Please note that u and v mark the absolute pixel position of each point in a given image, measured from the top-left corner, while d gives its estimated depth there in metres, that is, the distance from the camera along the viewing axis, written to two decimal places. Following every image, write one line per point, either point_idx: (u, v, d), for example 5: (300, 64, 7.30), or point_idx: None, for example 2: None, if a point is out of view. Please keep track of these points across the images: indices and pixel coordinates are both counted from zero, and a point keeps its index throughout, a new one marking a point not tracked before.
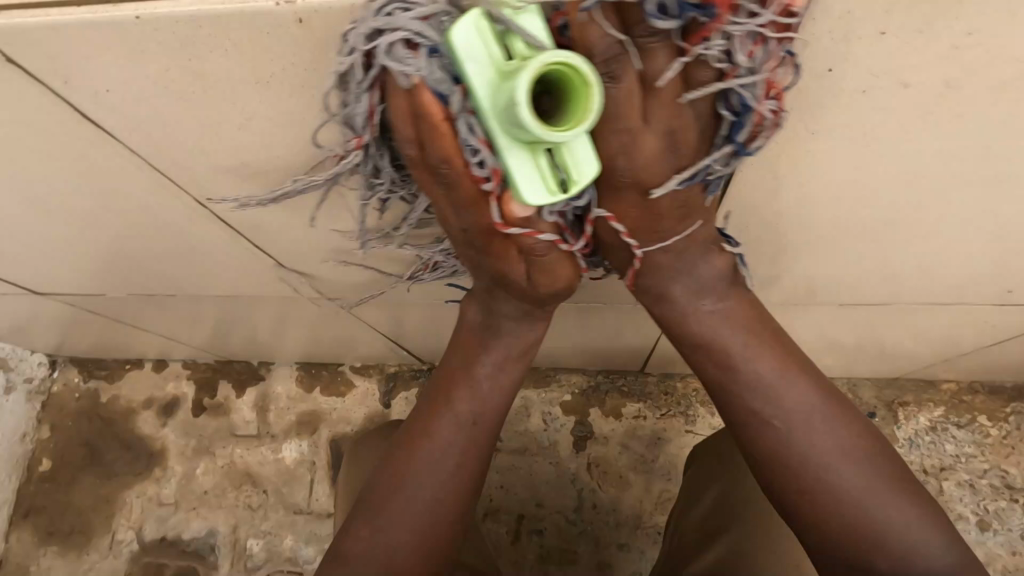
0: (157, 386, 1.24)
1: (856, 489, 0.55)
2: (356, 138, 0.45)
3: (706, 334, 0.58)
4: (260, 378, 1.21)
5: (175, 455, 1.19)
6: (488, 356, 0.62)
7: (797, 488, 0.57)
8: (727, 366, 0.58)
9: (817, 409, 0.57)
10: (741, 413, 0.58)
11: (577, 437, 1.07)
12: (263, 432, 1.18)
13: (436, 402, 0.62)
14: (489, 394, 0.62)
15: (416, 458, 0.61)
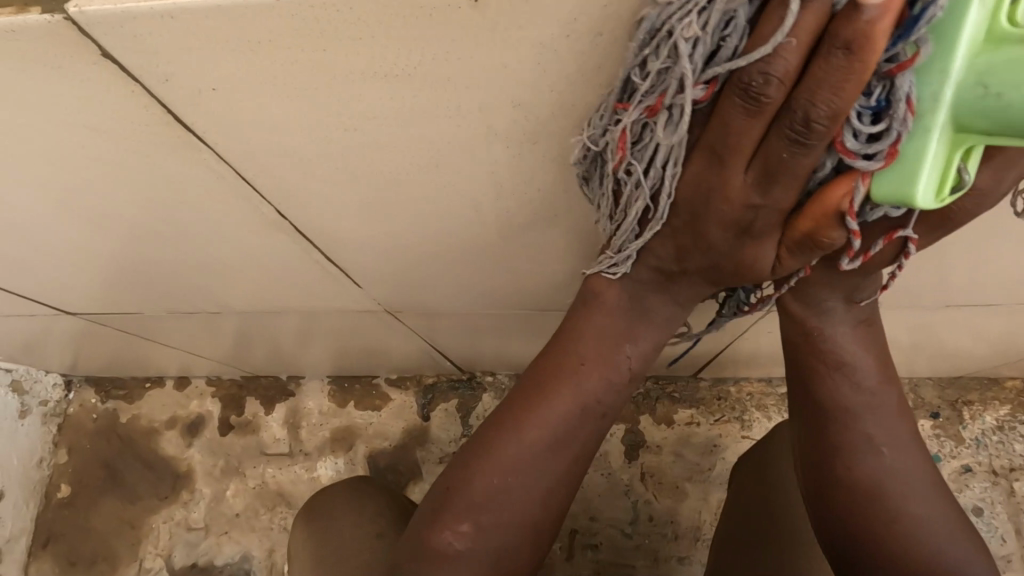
0: (179, 404, 1.18)
1: (926, 499, 0.58)
2: (697, 87, 0.40)
3: (839, 341, 0.57)
4: (289, 393, 1.16)
5: (202, 476, 1.13)
6: (633, 345, 0.57)
7: (881, 487, 0.58)
8: (834, 354, 0.57)
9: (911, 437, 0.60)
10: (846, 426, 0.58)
11: (629, 446, 1.03)
12: (296, 450, 1.12)
13: (563, 391, 0.56)
14: (621, 384, 0.57)
15: (529, 452, 0.56)
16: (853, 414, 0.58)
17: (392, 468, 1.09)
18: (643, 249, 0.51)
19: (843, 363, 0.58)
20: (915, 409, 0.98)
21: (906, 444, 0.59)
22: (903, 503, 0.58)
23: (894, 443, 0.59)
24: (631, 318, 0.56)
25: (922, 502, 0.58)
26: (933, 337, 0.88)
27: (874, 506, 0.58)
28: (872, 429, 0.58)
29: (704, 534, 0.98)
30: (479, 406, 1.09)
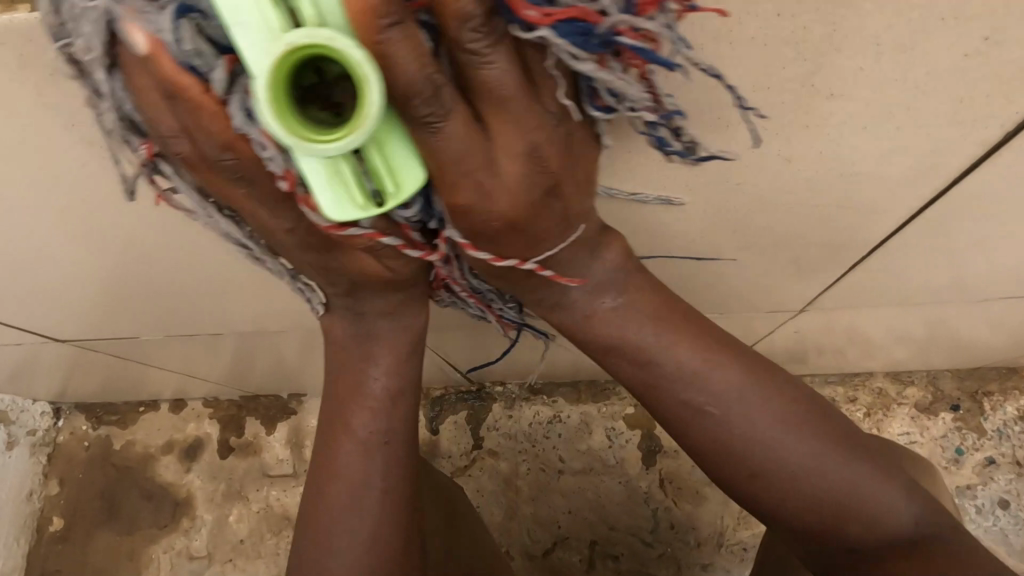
0: (176, 428, 1.14)
1: (810, 462, 0.50)
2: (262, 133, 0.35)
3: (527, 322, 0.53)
4: (291, 412, 1.12)
5: (203, 502, 1.09)
6: (376, 364, 0.54)
7: (760, 471, 0.51)
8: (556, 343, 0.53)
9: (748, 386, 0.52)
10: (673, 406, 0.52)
11: (646, 452, 1.01)
12: (300, 471, 1.09)
13: (346, 430, 0.54)
14: (376, 402, 0.54)
15: (348, 500, 0.53)
16: (689, 407, 0.52)
17: None
18: (574, 256, 0.49)
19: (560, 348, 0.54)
20: (935, 402, 0.97)
21: (755, 419, 0.51)
22: (786, 481, 0.51)
23: (718, 398, 0.51)
24: (355, 347, 0.54)
25: (813, 466, 0.50)
26: (953, 330, 0.87)
27: (759, 491, 0.52)
28: (726, 413, 0.51)
29: (727, 539, 0.95)
30: (489, 417, 1.06)
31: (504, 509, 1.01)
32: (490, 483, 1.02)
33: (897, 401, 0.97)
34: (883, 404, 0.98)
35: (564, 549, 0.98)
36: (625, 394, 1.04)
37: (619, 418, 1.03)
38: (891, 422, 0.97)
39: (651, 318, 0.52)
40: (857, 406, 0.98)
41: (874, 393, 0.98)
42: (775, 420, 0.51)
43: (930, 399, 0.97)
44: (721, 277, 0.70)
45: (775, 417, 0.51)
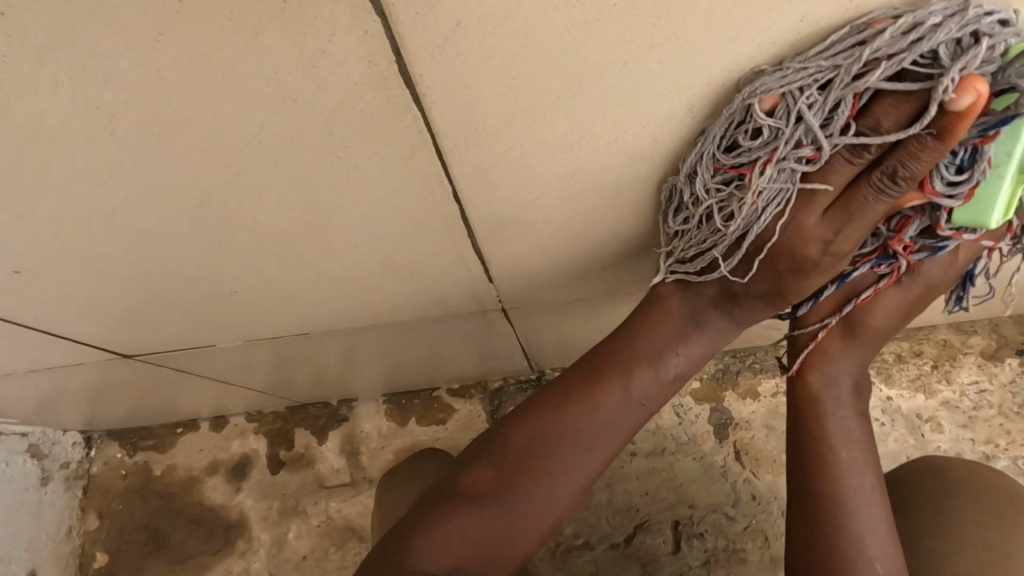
0: (220, 447, 1.08)
1: (870, 522, 0.55)
2: (767, 158, 0.42)
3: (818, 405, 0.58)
4: (342, 419, 1.07)
5: (258, 522, 1.04)
6: (681, 350, 0.56)
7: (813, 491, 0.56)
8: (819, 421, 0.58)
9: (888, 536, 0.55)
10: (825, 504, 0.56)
11: (717, 426, 0.99)
12: (359, 479, 1.04)
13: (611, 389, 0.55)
14: (666, 378, 0.56)
15: (565, 429, 0.55)
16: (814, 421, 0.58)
17: None
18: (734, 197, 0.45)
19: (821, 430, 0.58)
20: (1000, 348, 0.97)
21: (855, 464, 0.57)
22: (834, 516, 0.55)
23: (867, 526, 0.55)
24: (679, 331, 0.55)
25: (864, 527, 0.55)
26: None
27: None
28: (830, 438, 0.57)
29: None
30: None
31: None
32: None
33: (962, 351, 0.97)
34: (949, 355, 0.97)
35: (646, 533, 0.96)
36: None
37: (686, 393, 1.01)
38: (959, 372, 0.96)
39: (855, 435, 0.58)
40: (924, 360, 0.98)
41: (938, 345, 0.98)
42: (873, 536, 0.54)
43: (995, 346, 0.97)
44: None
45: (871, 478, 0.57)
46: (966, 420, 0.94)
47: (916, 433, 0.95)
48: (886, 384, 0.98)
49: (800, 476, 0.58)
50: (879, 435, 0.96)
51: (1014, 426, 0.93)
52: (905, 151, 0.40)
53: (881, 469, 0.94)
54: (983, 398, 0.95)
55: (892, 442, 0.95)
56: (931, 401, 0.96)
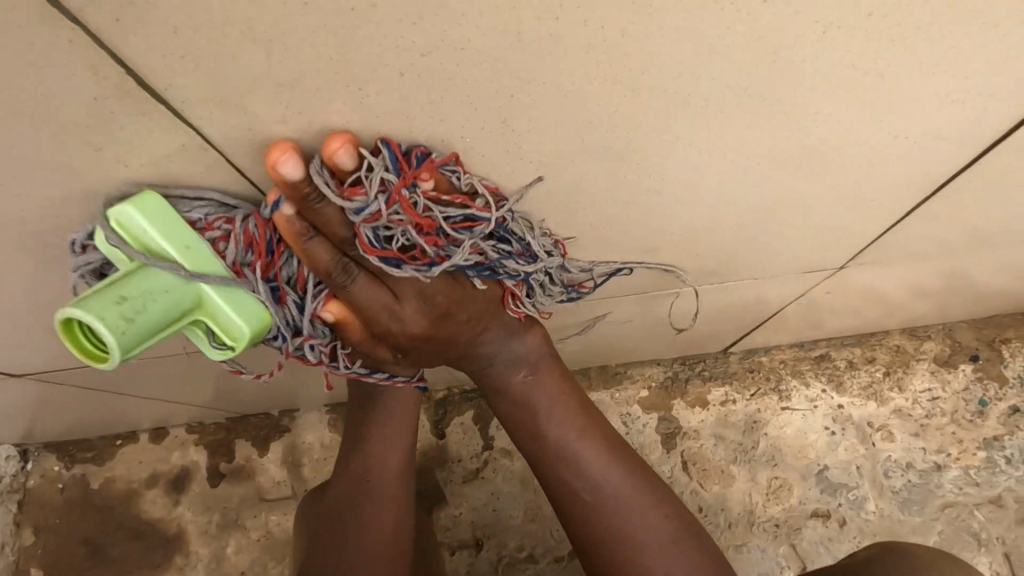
0: (159, 459, 1.05)
1: (587, 462, 0.67)
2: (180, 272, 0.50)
3: (523, 397, 0.67)
4: (284, 430, 1.04)
5: (196, 536, 1.01)
6: (381, 424, 0.72)
7: (555, 488, 0.68)
8: (530, 407, 0.67)
9: (607, 456, 0.67)
10: (554, 461, 0.67)
11: (665, 435, 0.96)
12: (300, 491, 1.01)
13: (362, 462, 0.72)
14: (387, 437, 0.72)
15: (348, 501, 0.72)
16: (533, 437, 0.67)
17: None
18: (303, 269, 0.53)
19: (531, 412, 0.67)
20: (954, 354, 0.94)
21: (562, 429, 0.67)
22: (559, 475, 0.67)
23: (581, 459, 0.67)
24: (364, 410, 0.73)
25: (591, 474, 0.66)
26: (969, 279, 0.83)
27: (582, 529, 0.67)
28: (553, 443, 0.67)
29: (759, 517, 0.91)
30: (497, 415, 1.00)
31: (523, 510, 0.96)
32: (506, 484, 0.97)
33: (916, 357, 0.95)
34: (901, 361, 0.95)
35: None
36: (637, 376, 1.00)
37: (635, 402, 0.98)
38: (913, 379, 0.94)
39: (556, 394, 0.67)
40: (877, 366, 0.95)
41: (891, 350, 0.95)
42: (591, 462, 0.67)
43: (949, 352, 0.94)
44: (743, 242, 0.65)
45: (602, 454, 0.67)
46: (918, 428, 0.92)
47: (867, 442, 0.92)
48: (838, 392, 0.95)
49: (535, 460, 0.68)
50: (830, 444, 0.93)
51: (967, 435, 0.90)
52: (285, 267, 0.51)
53: (831, 480, 0.91)
54: (936, 405, 0.92)
55: (842, 452, 0.92)
56: (883, 409, 0.93)
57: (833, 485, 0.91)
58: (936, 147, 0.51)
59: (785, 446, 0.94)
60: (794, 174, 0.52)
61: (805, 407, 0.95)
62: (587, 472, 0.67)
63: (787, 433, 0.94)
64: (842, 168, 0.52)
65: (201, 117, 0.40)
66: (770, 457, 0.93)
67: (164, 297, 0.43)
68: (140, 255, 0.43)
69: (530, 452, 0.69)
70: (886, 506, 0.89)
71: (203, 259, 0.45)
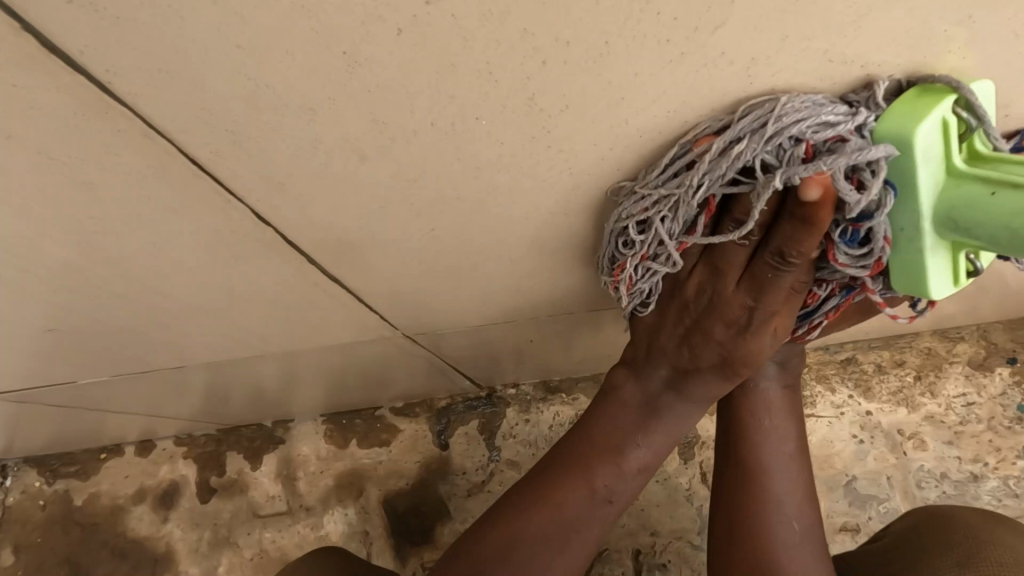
0: (146, 473, 1.00)
1: (793, 501, 0.60)
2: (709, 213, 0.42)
3: (764, 410, 0.61)
4: (278, 441, 0.99)
5: (186, 555, 0.95)
6: (642, 442, 0.56)
7: (750, 524, 0.60)
8: (766, 423, 0.61)
9: (807, 502, 0.61)
10: (760, 484, 0.60)
11: (682, 445, 0.91)
12: (295, 506, 0.96)
13: (614, 458, 0.56)
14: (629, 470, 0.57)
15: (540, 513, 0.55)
16: (753, 462, 0.61)
17: (415, 511, 0.93)
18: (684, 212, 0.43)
19: (762, 427, 0.61)
20: (989, 357, 0.88)
21: (783, 455, 0.61)
22: (763, 498, 0.60)
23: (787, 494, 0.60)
24: (642, 414, 0.56)
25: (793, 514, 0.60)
26: (1008, 275, 0.78)
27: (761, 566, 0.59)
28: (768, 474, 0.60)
29: None
30: (504, 424, 0.95)
31: None
32: None
33: (947, 360, 0.89)
34: (933, 365, 0.89)
35: (605, 564, 0.88)
36: None
37: None
38: (945, 383, 0.88)
39: (791, 422, 0.62)
40: (907, 370, 0.89)
41: (922, 354, 0.90)
42: (799, 501, 0.61)
43: (984, 355, 0.89)
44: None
45: (808, 494, 0.61)
46: (952, 436, 0.86)
47: (897, 451, 0.87)
48: (866, 398, 0.89)
49: (742, 471, 0.61)
50: (858, 454, 0.88)
51: (1005, 442, 0.85)
52: (787, 238, 0.41)
53: (860, 491, 0.86)
54: (971, 411, 0.87)
55: (871, 461, 0.87)
56: (914, 415, 0.88)
57: (861, 497, 0.86)
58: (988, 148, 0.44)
59: (810, 456, 0.88)
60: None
61: (830, 414, 0.89)
62: (787, 510, 0.60)
63: (811, 441, 0.89)
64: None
65: (160, 105, 0.34)
66: None
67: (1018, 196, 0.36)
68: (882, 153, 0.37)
69: (732, 464, 0.62)
70: None
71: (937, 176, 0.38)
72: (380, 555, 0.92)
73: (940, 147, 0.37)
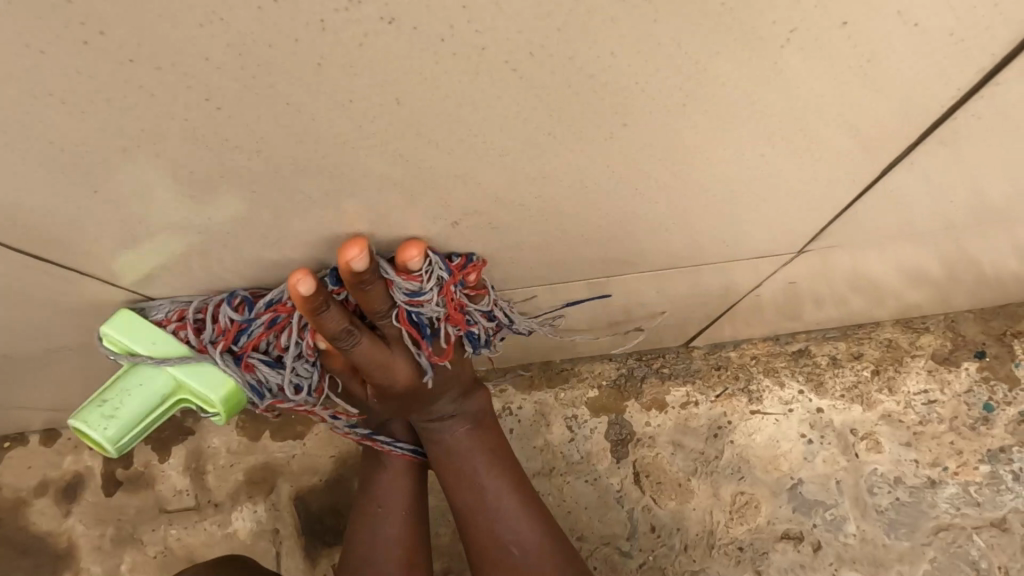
0: (49, 465, 0.93)
1: (499, 509, 0.68)
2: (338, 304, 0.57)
3: (457, 444, 0.69)
4: (187, 433, 0.92)
5: (88, 551, 0.90)
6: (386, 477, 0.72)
7: (484, 570, 0.67)
8: (461, 450, 0.69)
9: (521, 506, 0.69)
10: (478, 504, 0.68)
11: (615, 442, 0.83)
12: (204, 502, 0.89)
13: (367, 520, 0.70)
14: (388, 509, 0.70)
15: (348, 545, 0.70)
16: (473, 526, 0.68)
17: (329, 510, 0.87)
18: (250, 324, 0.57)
19: (465, 449, 0.69)
20: (957, 350, 0.80)
21: (486, 467, 0.69)
22: (477, 514, 0.68)
23: (502, 503, 0.68)
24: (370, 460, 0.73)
25: (504, 523, 0.68)
26: (978, 260, 0.69)
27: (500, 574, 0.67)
28: (478, 485, 0.69)
29: (720, 539, 0.78)
30: None
31: (452, 529, 0.84)
32: (432, 498, 0.85)
33: (910, 353, 0.80)
34: (894, 358, 0.81)
35: None
36: (584, 373, 0.86)
37: (581, 403, 0.85)
38: (905, 379, 0.80)
39: (491, 443, 0.70)
40: (864, 364, 0.81)
41: (882, 346, 0.81)
42: (511, 507, 0.68)
43: (950, 348, 0.80)
44: (695, 195, 0.50)
45: (520, 498, 0.69)
46: (910, 437, 0.78)
47: (849, 452, 0.79)
48: (817, 393, 0.81)
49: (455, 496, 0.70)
50: (806, 455, 0.79)
51: (968, 445, 0.77)
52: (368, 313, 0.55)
53: (805, 496, 0.78)
54: (933, 410, 0.78)
55: (820, 464, 0.79)
56: (870, 414, 0.79)
57: (808, 503, 0.78)
58: (899, 45, 0.36)
59: (753, 457, 0.80)
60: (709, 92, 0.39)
61: (777, 411, 0.81)
62: (506, 522, 0.68)
63: (756, 441, 0.81)
64: (765, 78, 0.38)
65: None
66: (736, 468, 0.80)
67: (140, 388, 0.54)
68: (125, 358, 0.54)
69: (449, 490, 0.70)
70: (869, 528, 0.76)
71: (164, 348, 0.55)
72: (290, 555, 0.85)
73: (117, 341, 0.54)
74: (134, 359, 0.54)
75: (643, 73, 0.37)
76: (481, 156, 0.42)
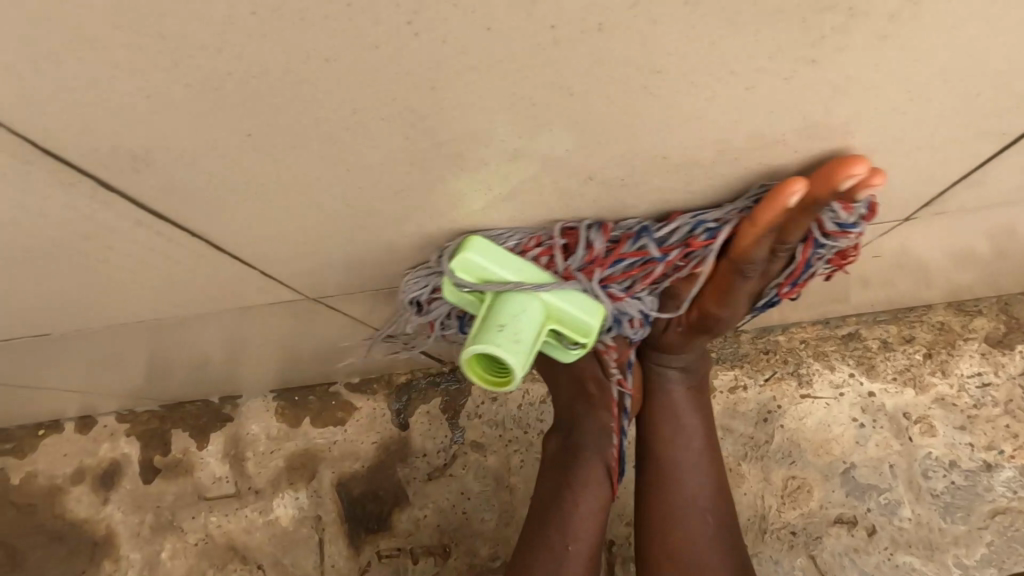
0: (85, 451, 0.92)
1: (697, 479, 0.65)
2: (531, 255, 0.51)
3: (676, 400, 0.66)
4: (225, 419, 0.91)
5: (127, 539, 0.89)
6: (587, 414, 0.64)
7: (656, 528, 0.64)
8: (681, 410, 0.66)
9: (713, 483, 0.66)
10: (671, 466, 0.65)
11: None
12: (244, 489, 0.88)
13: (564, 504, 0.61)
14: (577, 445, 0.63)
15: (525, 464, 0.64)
16: (668, 493, 0.64)
17: (372, 496, 0.86)
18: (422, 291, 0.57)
19: (679, 410, 0.66)
20: (1010, 333, 0.79)
21: (695, 434, 0.66)
22: (672, 474, 0.65)
23: (698, 474, 0.65)
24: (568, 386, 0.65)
25: (697, 493, 0.65)
26: None
27: (672, 538, 0.63)
28: (686, 447, 0.66)
29: (773, 523, 0.77)
30: (469, 403, 0.87)
31: (498, 514, 0.83)
32: (477, 483, 0.84)
33: (962, 337, 0.80)
34: (946, 341, 0.80)
35: None
36: None
37: None
38: (958, 362, 0.79)
39: (706, 413, 0.67)
40: (916, 348, 0.80)
41: (934, 329, 0.80)
42: (705, 481, 0.65)
43: (1004, 331, 0.79)
44: None
45: (718, 478, 0.66)
46: (964, 421, 0.77)
47: (902, 436, 0.78)
48: (868, 377, 0.80)
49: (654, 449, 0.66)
50: (858, 439, 0.79)
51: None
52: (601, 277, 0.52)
53: (859, 481, 0.77)
54: (987, 394, 0.77)
55: (872, 448, 0.78)
56: (923, 398, 0.78)
57: (861, 487, 0.77)
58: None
59: (804, 441, 0.79)
60: (833, 80, 0.37)
61: (828, 394, 0.80)
62: (694, 494, 0.64)
63: (807, 425, 0.80)
64: (867, 64, 0.36)
65: None
66: (788, 452, 0.79)
67: (522, 314, 0.48)
68: (490, 288, 0.49)
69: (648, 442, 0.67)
70: (924, 513, 0.75)
71: (486, 270, 0.49)
72: (334, 541, 0.85)
73: (485, 261, 0.49)
74: (506, 286, 0.49)
75: (763, 57, 0.34)
76: (583, 138, 0.40)
